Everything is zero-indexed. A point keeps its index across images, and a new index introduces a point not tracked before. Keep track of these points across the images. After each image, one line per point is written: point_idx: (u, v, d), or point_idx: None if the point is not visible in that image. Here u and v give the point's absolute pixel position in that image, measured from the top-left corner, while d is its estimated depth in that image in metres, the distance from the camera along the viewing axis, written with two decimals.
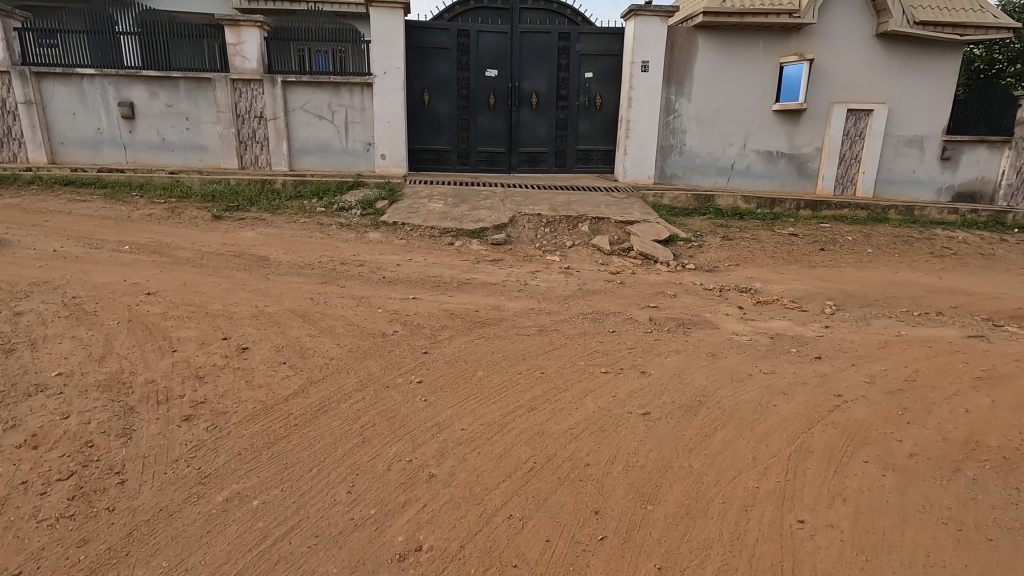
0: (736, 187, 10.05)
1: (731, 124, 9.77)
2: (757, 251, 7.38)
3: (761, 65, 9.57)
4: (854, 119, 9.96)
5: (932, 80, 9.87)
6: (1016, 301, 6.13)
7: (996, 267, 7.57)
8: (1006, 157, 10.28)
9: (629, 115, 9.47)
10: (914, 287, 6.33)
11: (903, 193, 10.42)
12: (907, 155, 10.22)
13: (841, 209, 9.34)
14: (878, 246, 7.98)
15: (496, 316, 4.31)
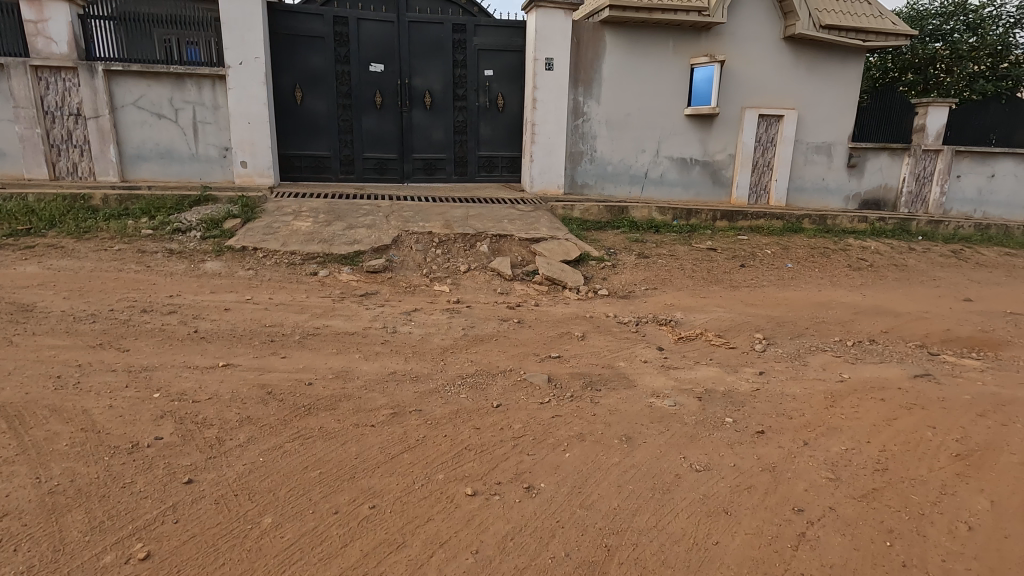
0: (651, 197, 9.38)
1: (644, 129, 9.08)
2: (675, 271, 6.63)
3: (672, 66, 8.94)
4: (766, 125, 9.60)
5: (837, 87, 9.71)
6: (943, 320, 5.72)
7: (912, 279, 7.31)
8: (906, 165, 10.43)
9: (534, 118, 8.52)
10: (841, 308, 5.78)
11: (814, 202, 10.22)
12: (816, 163, 10.02)
13: (757, 219, 8.86)
14: (797, 260, 7.53)
15: (335, 391, 3.09)
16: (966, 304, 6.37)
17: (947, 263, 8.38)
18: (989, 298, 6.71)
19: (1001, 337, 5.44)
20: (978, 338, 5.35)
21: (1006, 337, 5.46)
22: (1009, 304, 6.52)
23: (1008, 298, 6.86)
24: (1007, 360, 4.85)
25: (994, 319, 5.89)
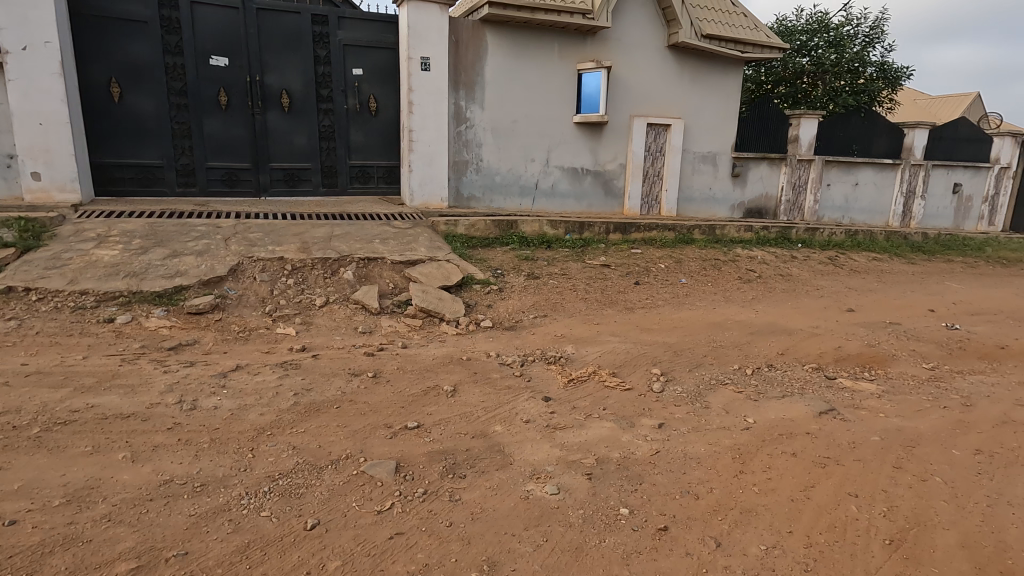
0: (542, 209, 8.84)
1: (532, 137, 8.51)
2: (566, 293, 6.04)
3: (558, 70, 8.46)
4: (654, 134, 9.42)
5: (719, 97, 9.78)
6: (832, 335, 5.61)
7: (798, 291, 7.32)
8: (783, 174, 10.77)
9: (410, 124, 7.63)
10: (736, 329, 5.47)
11: (702, 212, 10.23)
12: (703, 172, 10.03)
13: (650, 231, 8.57)
14: (690, 274, 7.28)
15: (49, 536, 2.03)
16: (849, 315, 6.39)
17: (827, 271, 8.59)
18: (868, 308, 6.83)
19: (886, 351, 5.40)
20: (867, 354, 5.24)
21: (891, 351, 5.42)
22: (887, 313, 6.65)
23: (883, 306, 7.05)
24: (898, 379, 4.72)
25: (877, 331, 5.89)
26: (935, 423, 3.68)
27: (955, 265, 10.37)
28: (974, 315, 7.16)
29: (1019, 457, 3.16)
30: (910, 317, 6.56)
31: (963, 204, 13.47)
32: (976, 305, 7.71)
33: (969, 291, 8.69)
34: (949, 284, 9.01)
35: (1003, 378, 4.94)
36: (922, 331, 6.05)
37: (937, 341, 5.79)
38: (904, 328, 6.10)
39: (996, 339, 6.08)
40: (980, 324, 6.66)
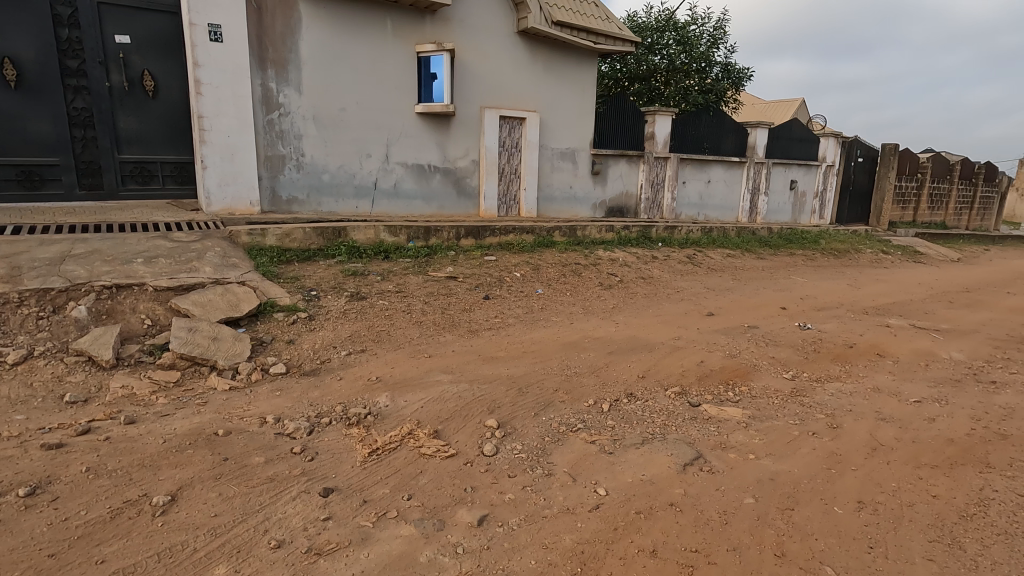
0: (384, 212, 7.65)
1: (366, 129, 7.28)
2: (399, 316, 4.95)
3: (393, 52, 7.32)
4: (508, 128, 8.64)
5: (575, 90, 9.26)
6: (694, 348, 5.11)
7: (659, 295, 6.94)
8: (642, 171, 10.61)
9: (200, 109, 6.05)
10: (593, 350, 4.76)
11: (564, 211, 9.68)
12: (562, 170, 9.47)
13: (506, 234, 7.75)
14: (548, 283, 6.56)
15: None
16: (709, 320, 6.04)
17: (686, 271, 8.38)
18: (727, 310, 6.57)
19: (747, 362, 5.00)
20: (729, 368, 4.78)
21: (752, 361, 5.04)
22: (745, 315, 6.41)
23: (740, 307, 6.85)
24: (762, 398, 4.25)
25: (737, 338, 5.53)
26: (807, 463, 3.12)
27: (797, 259, 10.87)
28: (820, 310, 7.23)
29: (904, 507, 2.63)
30: (765, 319, 6.37)
31: (799, 199, 14.51)
32: (820, 300, 7.88)
33: (812, 284, 8.99)
34: (794, 278, 9.29)
35: (859, 384, 4.71)
36: (778, 334, 5.82)
37: (792, 345, 5.56)
38: (762, 332, 5.84)
39: (844, 337, 6.03)
40: (828, 321, 6.68)
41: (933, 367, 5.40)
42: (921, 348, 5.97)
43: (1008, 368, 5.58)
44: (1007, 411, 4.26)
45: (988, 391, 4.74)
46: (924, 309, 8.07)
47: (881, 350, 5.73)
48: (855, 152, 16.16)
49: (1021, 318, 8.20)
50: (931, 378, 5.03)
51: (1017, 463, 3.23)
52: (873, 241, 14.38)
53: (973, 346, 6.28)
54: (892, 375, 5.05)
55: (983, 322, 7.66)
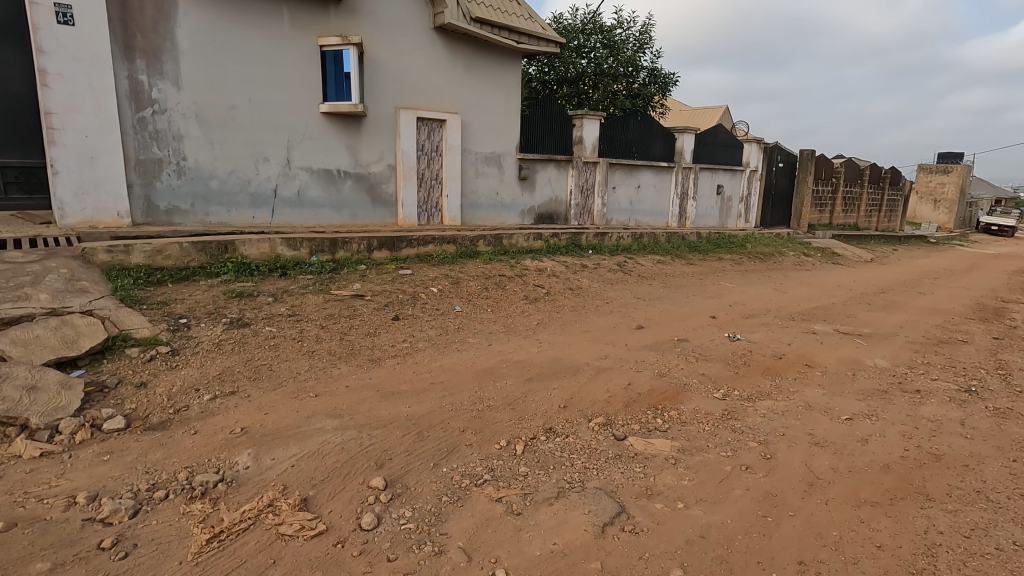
0: (286, 223, 6.87)
1: (261, 129, 6.50)
2: (288, 345, 4.28)
3: (292, 45, 6.59)
4: (427, 131, 8.06)
5: (498, 92, 8.82)
6: (621, 368, 4.73)
7: (587, 307, 6.59)
8: (571, 177, 10.31)
9: (48, 104, 5.11)
10: (511, 377, 4.27)
11: (490, 218, 9.21)
12: (487, 175, 8.99)
13: (425, 245, 7.17)
14: (468, 298, 6.04)
15: None
16: (638, 335, 5.70)
17: (617, 280, 8.09)
18: (656, 323, 6.29)
19: (676, 382, 4.67)
20: (658, 390, 4.42)
21: (682, 381, 4.71)
22: (675, 328, 6.14)
23: (670, 318, 6.59)
24: (692, 425, 3.90)
25: (666, 354, 5.21)
26: (742, 511, 2.75)
27: (725, 263, 10.92)
28: (748, 318, 7.11)
29: (849, 566, 2.35)
30: (695, 330, 6.13)
31: (725, 204, 14.76)
32: (748, 307, 7.79)
33: (740, 290, 8.96)
34: (723, 284, 9.24)
35: (790, 402, 4.48)
36: (709, 347, 5.56)
37: (723, 359, 5.31)
38: (691, 345, 5.57)
39: (773, 347, 5.86)
40: (757, 329, 6.53)
41: (859, 376, 5.29)
42: (846, 356, 5.90)
43: (928, 374, 5.57)
44: (934, 425, 4.12)
45: (914, 402, 4.64)
46: (845, 312, 8.17)
47: (809, 361, 5.59)
48: (775, 157, 16.72)
49: (933, 318, 8.48)
50: (859, 390, 4.89)
51: (955, 492, 3.01)
52: (795, 243, 14.83)
53: (894, 352, 6.30)
54: (822, 389, 4.87)
55: (900, 324, 7.82)
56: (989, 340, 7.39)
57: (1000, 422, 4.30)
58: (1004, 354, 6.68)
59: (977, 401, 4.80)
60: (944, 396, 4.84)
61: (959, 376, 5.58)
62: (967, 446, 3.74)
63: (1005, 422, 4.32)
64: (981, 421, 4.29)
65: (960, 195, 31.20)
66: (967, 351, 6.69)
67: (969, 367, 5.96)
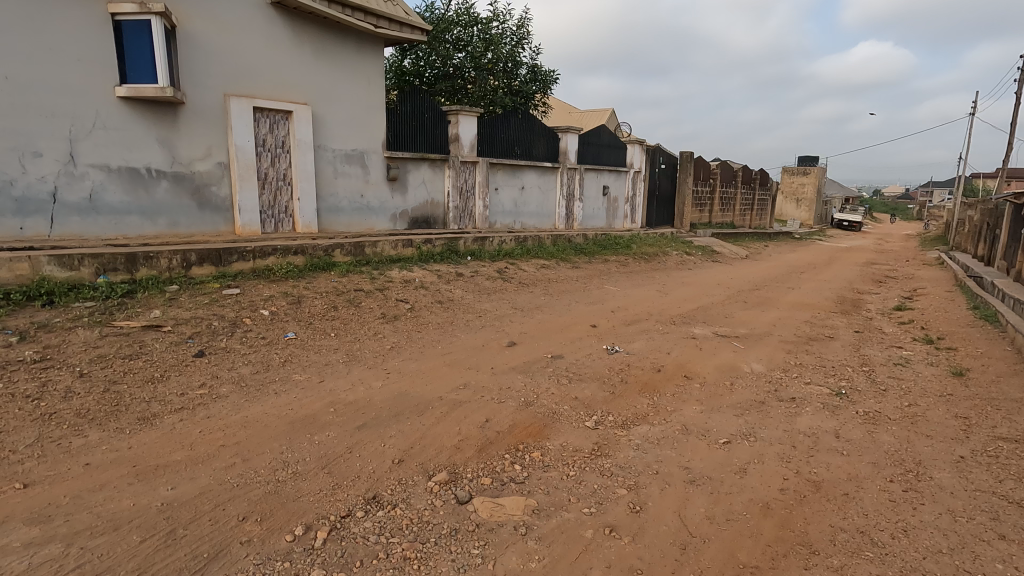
0: (73, 234, 5.56)
1: (27, 116, 5.20)
2: (18, 406, 3.11)
3: (69, 11, 5.29)
4: (268, 124, 6.93)
5: (356, 82, 7.85)
6: (480, 400, 4.01)
7: (455, 324, 5.86)
8: (448, 177, 9.56)
9: None
10: (337, 426, 3.40)
11: (355, 224, 8.19)
12: (348, 175, 7.98)
13: (264, 257, 6.05)
14: (310, 320, 5.07)
15: None
16: (507, 355, 5.04)
17: (494, 289, 7.44)
18: (530, 338, 5.69)
19: (543, 412, 4.04)
20: (521, 426, 3.76)
21: (549, 410, 4.09)
22: (550, 343, 5.56)
23: (546, 331, 6.03)
24: (553, 470, 3.26)
25: (536, 377, 4.59)
26: None
27: (611, 266, 10.73)
28: (629, 325, 6.75)
29: None
30: (572, 344, 5.59)
31: (612, 205, 14.79)
32: (630, 312, 7.47)
33: (622, 294, 8.68)
34: (607, 288, 8.93)
35: (667, 426, 4.02)
36: (584, 365, 5.02)
37: (597, 378, 4.78)
38: (565, 363, 5.01)
39: (652, 358, 5.46)
40: (636, 338, 6.14)
41: (737, 386, 5.01)
42: (724, 362, 5.64)
43: (801, 377, 5.44)
44: (810, 442, 3.82)
45: (790, 414, 4.37)
46: (723, 313, 8.12)
47: (687, 372, 5.24)
48: (657, 159, 17.12)
49: (802, 314, 8.71)
50: (737, 403, 4.57)
51: (839, 538, 2.62)
52: (677, 242, 15.18)
53: (769, 354, 6.18)
54: (699, 405, 4.48)
55: (773, 322, 7.88)
56: (851, 334, 7.62)
57: (871, 430, 4.11)
58: (865, 349, 6.85)
59: (847, 406, 4.66)
60: (817, 403, 4.65)
61: (829, 377, 5.50)
62: (844, 466, 3.43)
63: (876, 428, 4.15)
64: (854, 431, 4.09)
65: (817, 194, 34.49)
66: (833, 347, 6.78)
67: (837, 366, 5.95)
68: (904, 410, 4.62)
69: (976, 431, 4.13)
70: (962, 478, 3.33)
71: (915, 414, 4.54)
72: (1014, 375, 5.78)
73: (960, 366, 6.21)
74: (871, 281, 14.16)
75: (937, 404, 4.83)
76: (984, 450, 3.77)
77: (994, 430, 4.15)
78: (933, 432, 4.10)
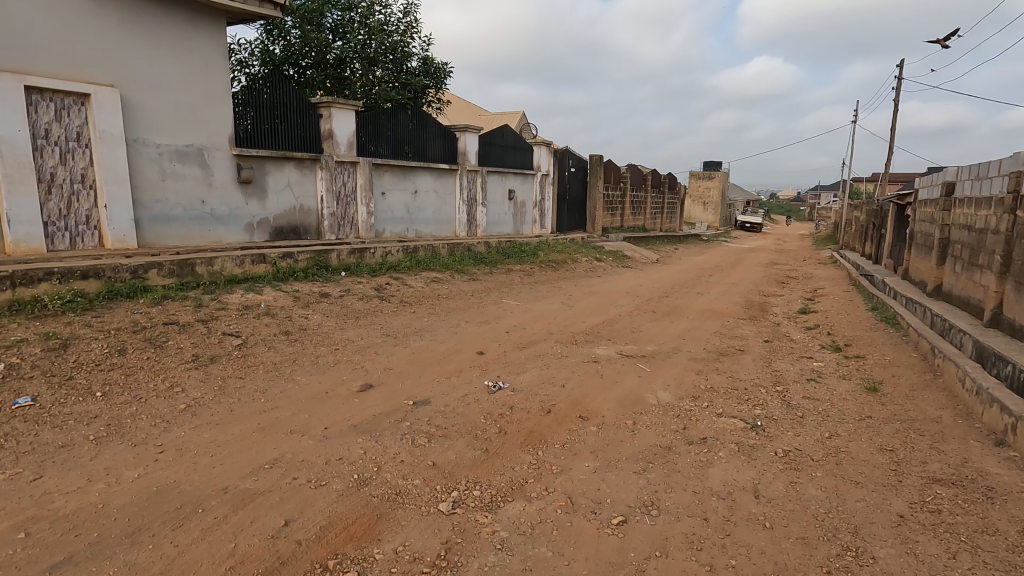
0: None
1: None
2: None
3: None
4: (53, 109, 5.39)
5: (187, 62, 6.40)
6: (288, 488, 2.84)
7: (300, 361, 4.63)
8: (321, 180, 8.24)
9: None
10: (15, 569, 2.12)
11: (195, 236, 6.72)
12: (182, 177, 6.51)
13: (31, 284, 4.54)
14: (74, 372, 3.68)
15: None
16: (353, 407, 3.89)
17: (366, 312, 6.24)
18: (394, 378, 4.57)
19: (380, 496, 2.93)
20: (340, 526, 2.64)
21: (390, 491, 2.99)
22: (417, 384, 4.46)
23: (418, 366, 4.92)
24: None
25: (383, 437, 3.48)
26: None
27: (514, 276, 9.83)
28: (522, 350, 5.81)
29: None
30: (445, 384, 4.52)
31: (518, 210, 13.99)
32: (526, 333, 6.53)
33: (522, 309, 7.76)
34: (505, 303, 7.98)
35: (548, 500, 3.05)
36: (454, 413, 3.96)
37: (469, 431, 3.74)
38: (430, 412, 3.93)
39: (542, 395, 4.51)
40: (528, 367, 5.18)
41: (640, 427, 4.15)
42: (627, 394, 4.79)
43: (713, 407, 4.70)
44: (725, 509, 2.99)
45: (701, 465, 3.54)
46: (630, 327, 7.40)
47: (583, 411, 4.32)
48: (566, 162, 16.57)
49: (711, 323, 8.20)
50: (639, 453, 3.69)
51: None
52: (588, 248, 14.59)
53: (678, 377, 5.44)
54: (593, 461, 3.55)
55: (682, 335, 7.24)
56: (761, 345, 7.13)
57: (794, 482, 3.37)
58: (776, 362, 6.32)
59: (764, 445, 3.92)
60: (731, 445, 3.88)
61: (742, 404, 4.81)
62: (769, 552, 2.61)
63: (799, 478, 3.42)
64: (776, 485, 3.32)
65: (721, 198, 35.88)
66: (744, 362, 6.19)
67: (749, 387, 5.30)
68: (826, 446, 3.97)
69: (908, 472, 3.50)
70: (910, 558, 2.59)
71: (838, 452, 3.89)
72: (926, 387, 5.40)
73: (871, 379, 5.80)
74: (774, 282, 14.28)
75: (858, 434, 4.24)
76: (924, 503, 3.11)
77: (926, 470, 3.54)
78: (862, 478, 3.43)
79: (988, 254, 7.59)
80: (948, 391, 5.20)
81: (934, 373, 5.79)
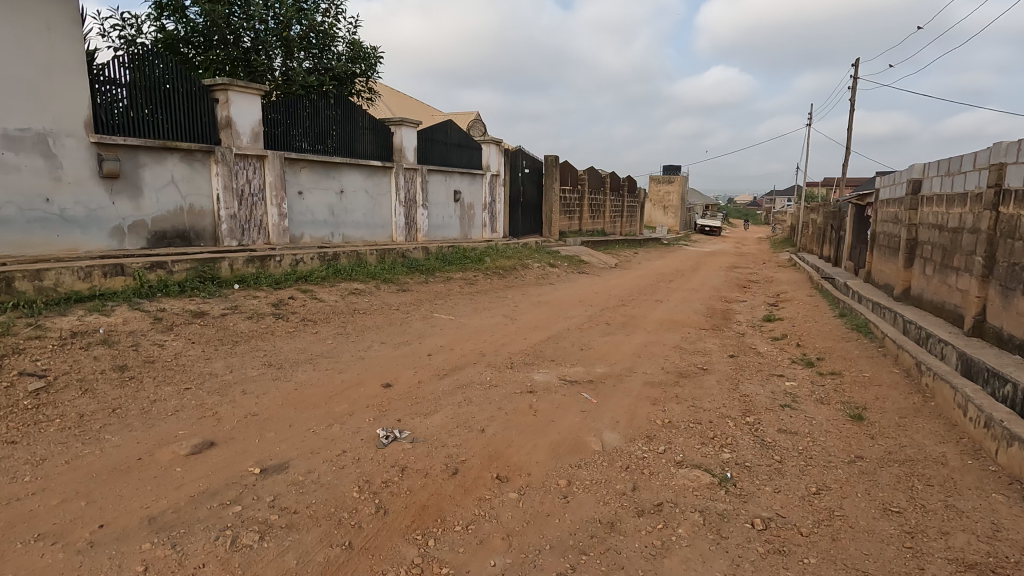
0: None
1: None
2: None
3: None
4: None
5: (17, 27, 5.16)
6: None
7: (124, 408, 3.44)
8: (217, 176, 6.99)
9: None
10: None
11: (37, 243, 5.47)
12: (15, 170, 5.28)
13: None
14: None
15: None
16: (166, 483, 2.72)
17: (251, 334, 5.04)
18: (254, 430, 3.41)
19: None
20: None
21: None
22: (281, 439, 3.32)
23: (295, 410, 3.77)
24: None
25: (189, 535, 2.35)
26: None
27: (453, 285, 8.76)
28: (441, 380, 4.72)
29: None
30: (321, 436, 3.39)
31: (465, 213, 12.93)
32: (452, 355, 5.45)
33: (454, 325, 6.67)
34: (436, 317, 6.88)
35: None
36: (317, 484, 2.84)
37: (330, 514, 2.63)
38: (281, 484, 2.81)
39: (451, 447, 3.43)
40: (443, 405, 4.10)
41: (577, 490, 3.12)
42: (564, 438, 3.76)
43: (671, 453, 3.71)
44: None
45: (653, 555, 2.55)
46: (578, 344, 6.41)
47: (502, 469, 3.26)
48: (518, 162, 15.63)
49: (670, 336, 7.30)
50: (569, 537, 2.66)
51: None
52: (541, 253, 13.61)
53: (630, 409, 4.45)
54: (504, 555, 2.50)
55: (638, 353, 6.28)
56: (726, 362, 6.24)
57: None
58: (744, 384, 5.42)
59: (738, 513, 2.96)
60: (695, 516, 2.89)
61: (707, 447, 3.84)
62: None
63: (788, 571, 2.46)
64: None
65: (681, 201, 35.70)
66: (708, 385, 5.26)
67: (714, 421, 4.36)
68: (816, 510, 3.04)
69: (929, 554, 2.59)
70: None
71: (833, 517, 2.96)
72: (919, 413, 4.58)
73: (852, 403, 4.96)
74: (736, 287, 13.64)
75: (852, 487, 3.33)
76: None
77: (950, 548, 2.64)
78: (871, 567, 2.50)
79: (965, 255, 6.93)
80: (946, 420, 4.37)
81: (923, 394, 4.99)
